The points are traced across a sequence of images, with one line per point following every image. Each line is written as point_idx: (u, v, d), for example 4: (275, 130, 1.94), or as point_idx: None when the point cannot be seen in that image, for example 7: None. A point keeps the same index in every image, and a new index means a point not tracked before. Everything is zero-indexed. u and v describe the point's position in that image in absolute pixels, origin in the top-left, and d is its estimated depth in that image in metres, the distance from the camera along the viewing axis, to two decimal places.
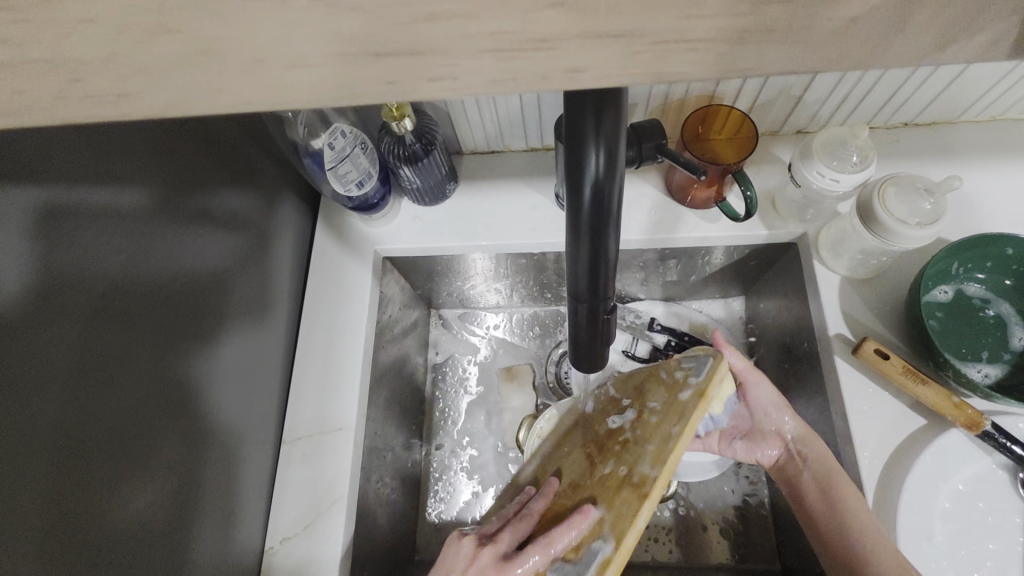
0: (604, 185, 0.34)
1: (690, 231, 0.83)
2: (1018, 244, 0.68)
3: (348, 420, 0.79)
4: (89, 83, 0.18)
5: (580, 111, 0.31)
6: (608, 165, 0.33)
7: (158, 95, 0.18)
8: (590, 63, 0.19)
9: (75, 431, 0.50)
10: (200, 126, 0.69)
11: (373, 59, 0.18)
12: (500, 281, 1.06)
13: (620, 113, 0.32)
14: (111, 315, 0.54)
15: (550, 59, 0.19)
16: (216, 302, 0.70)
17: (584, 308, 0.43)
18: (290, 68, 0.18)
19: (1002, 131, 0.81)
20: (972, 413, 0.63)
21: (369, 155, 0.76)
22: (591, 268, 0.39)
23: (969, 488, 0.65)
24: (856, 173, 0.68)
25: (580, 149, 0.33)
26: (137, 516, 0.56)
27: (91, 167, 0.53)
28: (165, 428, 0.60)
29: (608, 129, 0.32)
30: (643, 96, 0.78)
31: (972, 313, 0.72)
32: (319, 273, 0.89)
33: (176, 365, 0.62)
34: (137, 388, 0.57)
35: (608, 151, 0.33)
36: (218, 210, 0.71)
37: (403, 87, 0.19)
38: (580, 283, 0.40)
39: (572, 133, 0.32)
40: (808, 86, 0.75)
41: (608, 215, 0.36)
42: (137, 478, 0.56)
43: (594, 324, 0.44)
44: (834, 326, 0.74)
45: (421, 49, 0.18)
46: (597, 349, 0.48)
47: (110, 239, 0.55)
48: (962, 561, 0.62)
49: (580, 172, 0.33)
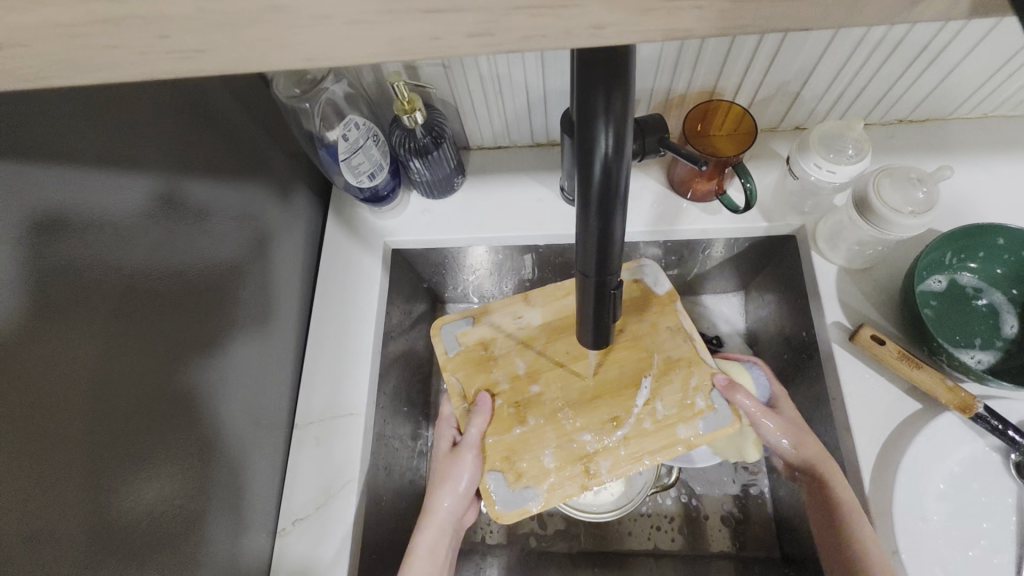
0: (613, 162, 0.36)
1: (691, 223, 0.85)
2: (1010, 234, 0.70)
3: (358, 405, 0.81)
4: (175, 38, 0.21)
5: (591, 90, 0.33)
6: (618, 142, 0.36)
7: (232, 49, 0.21)
8: (610, 22, 0.21)
9: (98, 406, 0.52)
10: (214, 118, 0.71)
11: (419, 17, 0.20)
12: (504, 276, 1.08)
13: (629, 92, 0.34)
14: (128, 297, 0.56)
15: (575, 21, 0.21)
16: (228, 289, 0.72)
17: (592, 284, 0.45)
18: (349, 25, 0.20)
19: (995, 128, 0.83)
20: (965, 396, 0.65)
21: (380, 148, 0.78)
22: (600, 244, 0.41)
23: (963, 470, 0.66)
24: (853, 164, 0.70)
25: (591, 126, 0.35)
26: (154, 493, 0.58)
27: (111, 155, 0.55)
28: (181, 409, 0.62)
29: (618, 107, 0.34)
30: (646, 92, 0.80)
31: (966, 302, 0.74)
32: (329, 265, 0.91)
33: (189, 347, 0.64)
34: (154, 368, 0.59)
35: (617, 128, 0.35)
36: (230, 200, 0.73)
37: (446, 44, 0.22)
38: (589, 259, 0.43)
39: (584, 111, 0.35)
40: (806, 82, 0.77)
41: (617, 191, 0.38)
42: (155, 455, 0.58)
43: (601, 300, 0.46)
44: (832, 314, 0.76)
45: (463, 6, 0.20)
46: (604, 326, 0.50)
47: (128, 225, 0.57)
48: (957, 539, 0.64)
49: (591, 149, 0.36)
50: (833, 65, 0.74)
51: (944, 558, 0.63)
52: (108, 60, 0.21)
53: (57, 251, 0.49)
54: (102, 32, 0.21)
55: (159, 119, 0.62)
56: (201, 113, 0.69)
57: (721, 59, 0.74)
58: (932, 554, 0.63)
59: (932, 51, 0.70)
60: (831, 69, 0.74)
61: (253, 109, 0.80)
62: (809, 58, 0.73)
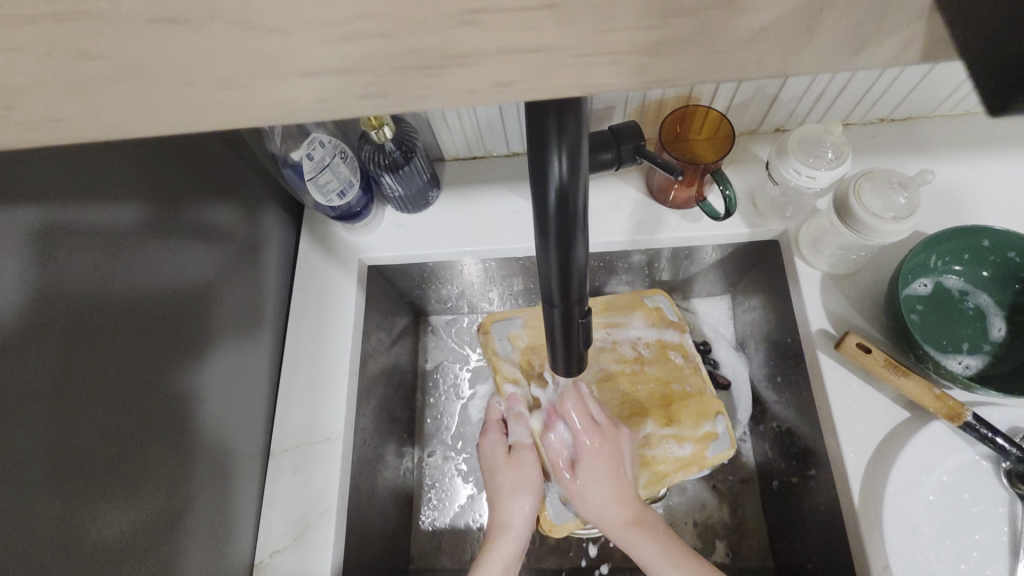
0: (569, 191, 0.34)
1: (672, 232, 0.83)
2: (995, 236, 0.68)
3: (335, 430, 0.79)
4: (22, 108, 0.18)
5: (541, 117, 0.32)
6: (572, 170, 0.34)
7: (89, 120, 0.18)
8: (515, 79, 0.18)
9: (54, 452, 0.50)
10: (180, 138, 0.69)
11: (301, 81, 0.18)
12: (488, 287, 1.06)
13: (582, 117, 0.32)
14: (94, 330, 0.54)
15: (475, 78, 0.18)
16: (198, 316, 0.69)
17: (557, 312, 0.43)
18: (219, 91, 0.18)
19: (975, 124, 0.82)
20: (954, 404, 0.63)
21: (349, 164, 0.76)
22: (563, 273, 0.39)
23: (953, 479, 0.65)
24: (832, 169, 0.68)
25: (543, 154, 0.33)
26: (121, 537, 0.55)
27: (65, 187, 0.53)
28: (149, 445, 0.60)
29: (570, 135, 0.32)
30: (621, 99, 0.79)
31: (951, 305, 0.72)
32: (304, 284, 0.88)
33: (157, 381, 0.62)
34: (119, 406, 0.56)
35: (570, 155, 0.33)
36: (198, 224, 0.71)
37: (336, 108, 0.19)
38: (553, 288, 0.41)
39: (535, 139, 0.33)
40: (784, 84, 0.75)
41: (575, 219, 0.36)
42: (120, 496, 0.56)
43: (569, 328, 0.44)
44: (817, 321, 0.74)
45: (348, 67, 0.18)
46: (575, 354, 0.48)
47: (86, 259, 0.54)
48: (948, 552, 0.62)
49: (545, 178, 0.34)
50: (811, 67, 0.72)
51: (936, 572, 0.62)
52: None
53: (9, 295, 0.47)
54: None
55: (117, 145, 0.60)
56: (164, 135, 0.66)
57: None
58: (924, 568, 0.62)
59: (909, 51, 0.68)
60: (808, 71, 0.72)
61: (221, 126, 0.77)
62: None
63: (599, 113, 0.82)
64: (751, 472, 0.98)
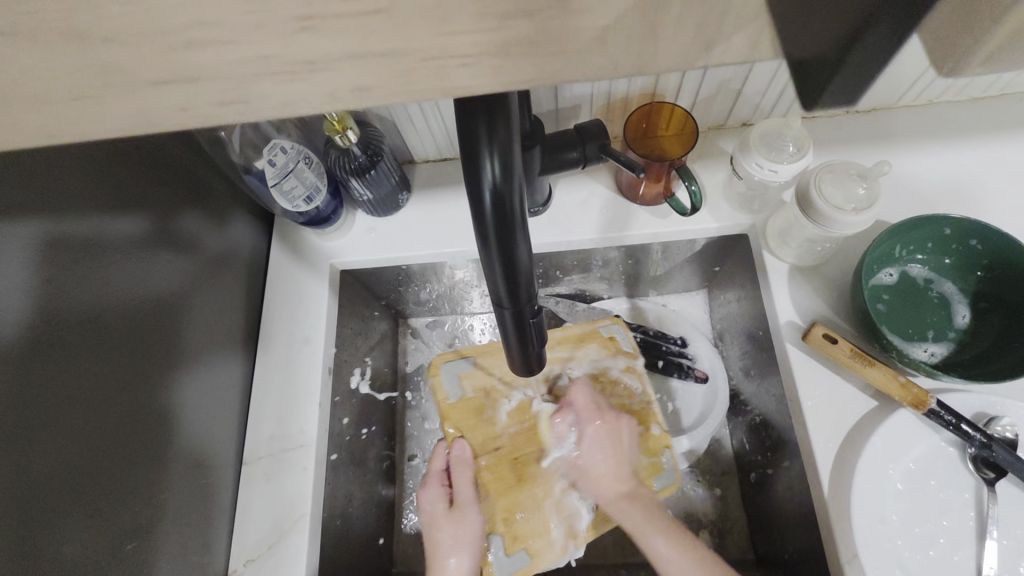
0: (505, 195, 0.34)
1: (642, 228, 0.83)
2: (955, 224, 0.69)
3: (309, 436, 0.79)
4: None
5: (470, 119, 0.32)
6: (507, 173, 0.34)
7: None
8: (371, 85, 0.20)
9: (14, 468, 0.49)
10: (145, 147, 0.69)
11: (148, 89, 0.20)
12: (466, 287, 1.06)
13: (511, 119, 0.33)
14: (58, 346, 0.54)
15: (329, 82, 0.20)
16: (168, 327, 0.69)
17: (508, 314, 0.42)
18: (73, 101, 0.20)
19: (937, 114, 0.82)
20: (918, 392, 0.64)
21: (314, 170, 0.76)
22: (509, 277, 0.39)
23: (919, 466, 0.66)
24: (794, 162, 0.68)
25: (475, 158, 0.33)
26: (86, 552, 0.55)
27: (21, 199, 0.53)
28: (115, 460, 0.59)
29: (500, 137, 0.33)
30: (587, 97, 0.79)
31: (916, 294, 0.73)
32: (277, 292, 0.88)
33: (124, 394, 0.61)
34: (81, 422, 0.56)
35: (503, 158, 0.33)
36: (165, 235, 0.70)
37: (196, 114, 0.20)
38: (502, 292, 0.41)
39: (466, 143, 0.33)
40: (746, 79, 0.76)
41: (516, 223, 0.36)
42: (83, 512, 0.55)
43: (521, 329, 0.44)
44: (785, 313, 0.75)
45: (197, 75, 0.19)
46: (533, 355, 0.48)
47: (46, 275, 0.54)
48: (915, 538, 0.63)
49: (478, 181, 0.34)
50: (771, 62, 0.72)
51: (903, 558, 0.62)
52: None
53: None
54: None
55: (78, 156, 0.59)
56: (128, 144, 0.66)
57: None
58: (891, 555, 0.62)
59: None
60: (769, 66, 0.73)
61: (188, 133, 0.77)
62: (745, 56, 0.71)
63: (566, 112, 0.82)
64: (732, 466, 0.99)
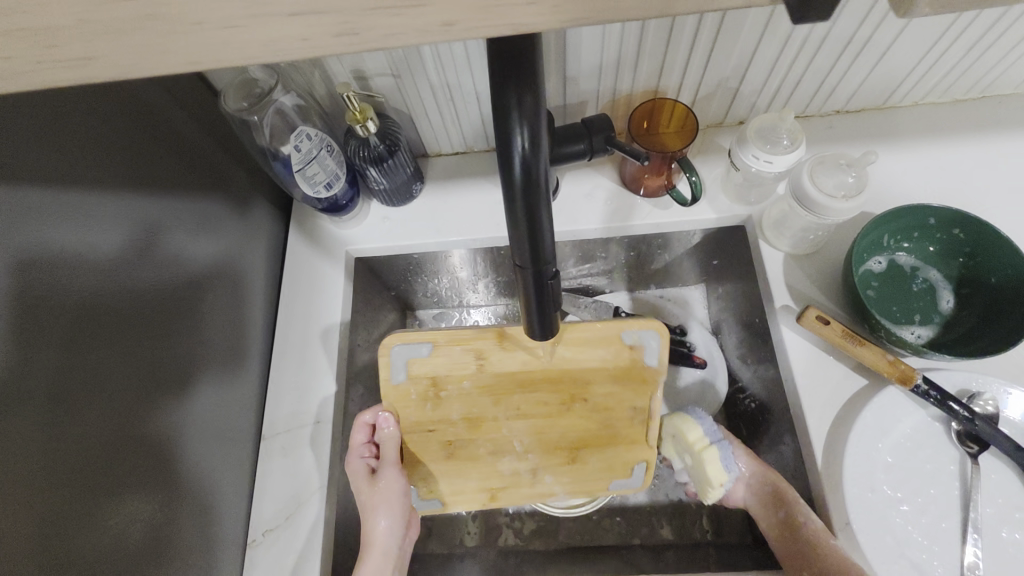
0: (532, 162, 0.38)
1: (644, 219, 0.88)
2: (939, 214, 0.73)
3: (325, 413, 0.82)
4: (61, 48, 0.23)
5: (503, 90, 0.36)
6: (534, 142, 0.38)
7: (117, 57, 0.24)
8: (459, 18, 0.24)
9: (54, 431, 0.52)
10: (169, 136, 0.72)
11: (285, 19, 0.23)
12: (474, 279, 1.09)
13: (539, 90, 0.37)
14: (90, 322, 0.57)
15: (426, 15, 0.24)
16: (190, 309, 0.72)
17: (529, 277, 0.47)
18: (218, 29, 0.23)
19: (922, 114, 0.88)
20: (905, 368, 0.68)
21: (335, 158, 0.80)
22: (533, 238, 0.43)
23: (908, 440, 0.69)
24: (788, 154, 0.73)
25: (505, 125, 0.37)
26: (118, 517, 0.58)
27: (63, 184, 0.56)
28: (144, 431, 0.62)
29: (529, 106, 0.37)
30: (592, 94, 0.83)
31: (904, 280, 0.77)
32: (293, 277, 0.92)
33: (149, 370, 0.64)
34: (112, 394, 0.59)
35: (531, 126, 0.37)
36: (188, 221, 0.74)
37: (314, 44, 0.24)
38: (524, 253, 0.45)
39: (498, 110, 0.37)
40: (744, 77, 0.81)
41: (540, 187, 0.40)
42: (116, 478, 0.58)
43: (539, 292, 0.48)
44: (780, 298, 0.79)
45: (323, 8, 0.23)
46: (547, 317, 0.52)
47: (84, 255, 0.58)
48: (905, 507, 0.67)
49: (508, 147, 0.38)
50: (767, 59, 0.77)
51: (893, 525, 0.66)
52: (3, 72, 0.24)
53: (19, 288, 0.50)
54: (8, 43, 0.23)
55: (112, 144, 0.63)
56: (156, 134, 0.70)
57: (661, 57, 0.76)
58: (882, 522, 0.66)
59: (858, 42, 0.74)
60: (765, 64, 0.78)
61: (209, 124, 0.81)
62: (744, 53, 0.76)
63: (573, 108, 0.87)
64: None
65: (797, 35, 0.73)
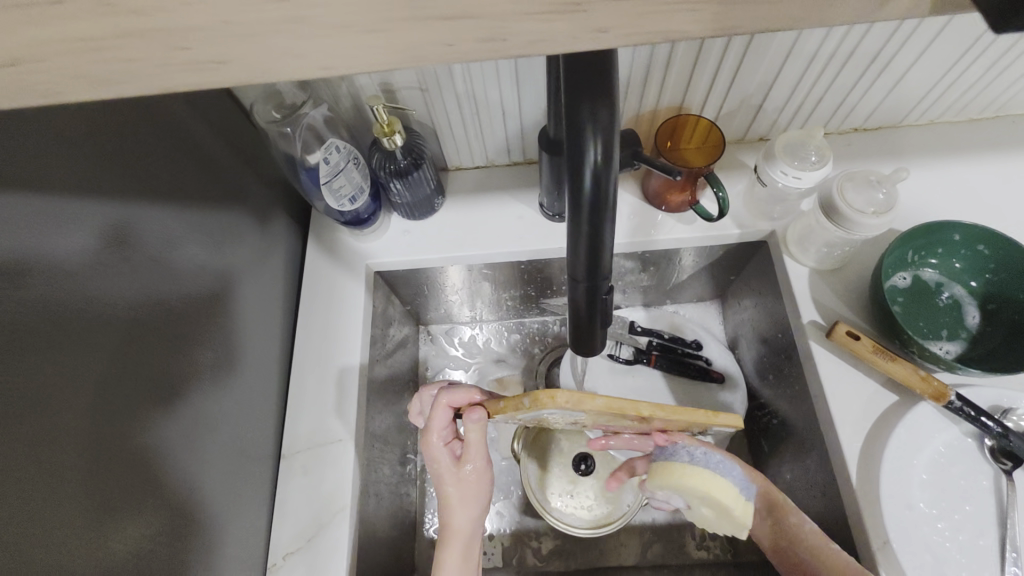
0: (600, 176, 0.38)
1: (668, 234, 0.88)
2: (965, 230, 0.74)
3: (346, 431, 0.80)
4: (191, 50, 0.23)
5: (577, 103, 0.35)
6: (605, 155, 0.37)
7: (242, 60, 0.24)
8: (611, 25, 0.24)
9: (77, 445, 0.50)
10: (194, 144, 0.71)
11: (425, 24, 0.23)
12: (491, 294, 1.08)
13: (613, 104, 0.36)
14: (115, 331, 0.55)
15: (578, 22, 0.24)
16: (205, 321, 0.69)
17: (583, 288, 0.46)
18: (362, 33, 0.23)
19: (939, 133, 0.89)
20: (938, 384, 0.68)
21: (361, 171, 0.79)
22: (593, 251, 0.42)
23: (943, 457, 0.69)
24: (816, 170, 0.73)
25: (578, 138, 0.37)
26: (132, 543, 0.54)
27: (79, 191, 0.53)
28: (163, 446, 0.60)
29: (603, 120, 0.36)
30: (617, 109, 0.84)
31: (929, 296, 0.78)
32: (312, 291, 0.90)
33: (163, 387, 0.61)
34: (135, 407, 0.57)
35: (604, 139, 0.37)
36: (204, 231, 0.71)
37: (455, 51, 0.25)
38: (580, 265, 0.44)
39: (570, 123, 0.36)
40: (767, 94, 0.82)
41: (606, 201, 0.39)
42: (127, 501, 0.55)
43: (591, 304, 0.47)
44: (807, 313, 0.79)
45: (465, 13, 0.23)
46: (592, 330, 0.51)
47: (100, 264, 0.55)
48: (942, 525, 0.66)
49: (580, 160, 0.37)
50: (791, 78, 0.78)
51: (932, 544, 0.65)
52: (127, 73, 0.24)
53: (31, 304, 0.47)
54: (122, 45, 0.23)
55: (130, 150, 0.60)
56: (175, 139, 0.68)
57: (687, 74, 0.77)
58: (921, 541, 0.65)
59: (881, 62, 0.76)
60: (789, 82, 0.79)
61: (232, 135, 0.80)
62: (769, 72, 0.77)
63: None
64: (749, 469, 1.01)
65: (823, 53, 0.74)
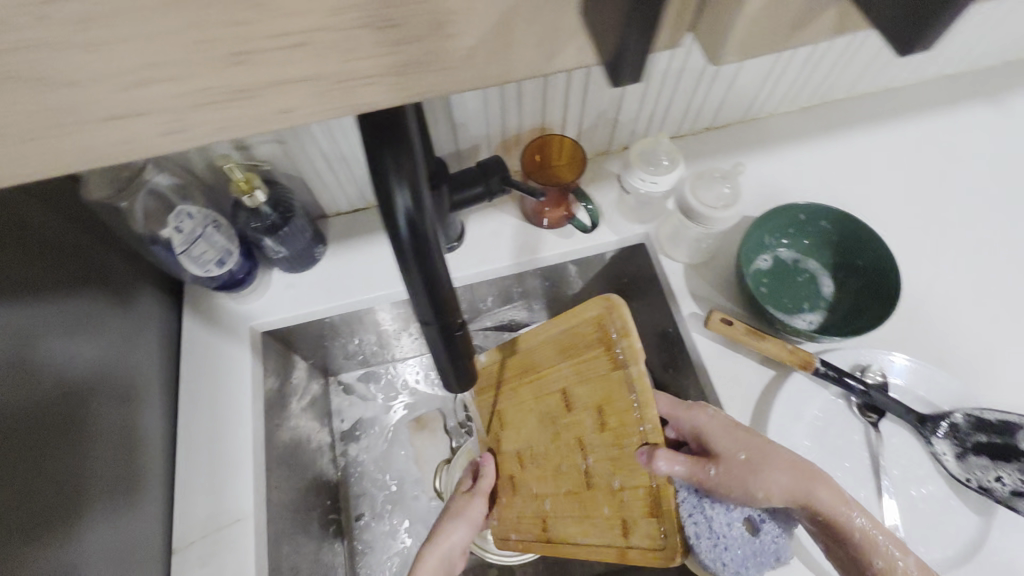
0: (417, 218, 0.39)
1: (552, 250, 0.90)
2: (807, 210, 0.83)
3: (246, 509, 0.75)
4: None
5: (377, 153, 0.38)
6: (416, 199, 0.39)
7: None
8: None
9: None
10: (27, 231, 0.64)
11: None
12: (396, 331, 1.05)
13: (414, 149, 0.39)
14: None
15: None
16: (60, 422, 0.63)
17: (434, 330, 0.44)
18: None
19: (778, 122, 0.98)
20: (802, 353, 0.73)
21: (224, 233, 0.76)
22: (433, 290, 0.42)
23: (820, 421, 0.75)
24: (669, 173, 0.78)
25: (385, 188, 0.38)
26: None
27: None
28: None
29: (407, 167, 0.38)
30: (484, 136, 0.86)
31: (789, 274, 0.84)
32: (193, 365, 0.84)
33: (2, 507, 0.54)
34: None
35: (412, 184, 0.38)
36: (50, 324, 0.65)
37: None
38: (426, 308, 0.43)
39: (377, 175, 0.38)
40: (620, 107, 0.86)
41: (429, 240, 0.40)
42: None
43: (451, 346, 0.46)
44: (687, 307, 0.84)
45: None
46: (461, 370, 0.50)
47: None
48: None
49: (391, 209, 0.38)
50: (637, 90, 0.83)
51: None
52: None
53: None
54: None
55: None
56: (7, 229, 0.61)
57: (541, 96, 0.80)
58: None
59: (711, 69, 0.82)
60: (636, 93, 0.84)
61: (76, 211, 0.72)
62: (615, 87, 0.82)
63: (466, 151, 0.88)
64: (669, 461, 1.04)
65: (659, 64, 0.79)
